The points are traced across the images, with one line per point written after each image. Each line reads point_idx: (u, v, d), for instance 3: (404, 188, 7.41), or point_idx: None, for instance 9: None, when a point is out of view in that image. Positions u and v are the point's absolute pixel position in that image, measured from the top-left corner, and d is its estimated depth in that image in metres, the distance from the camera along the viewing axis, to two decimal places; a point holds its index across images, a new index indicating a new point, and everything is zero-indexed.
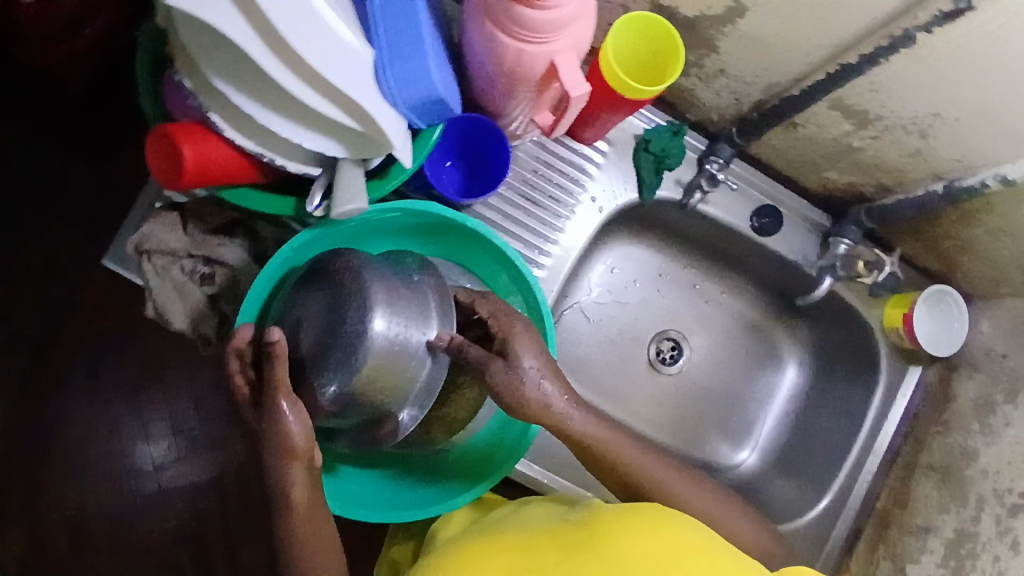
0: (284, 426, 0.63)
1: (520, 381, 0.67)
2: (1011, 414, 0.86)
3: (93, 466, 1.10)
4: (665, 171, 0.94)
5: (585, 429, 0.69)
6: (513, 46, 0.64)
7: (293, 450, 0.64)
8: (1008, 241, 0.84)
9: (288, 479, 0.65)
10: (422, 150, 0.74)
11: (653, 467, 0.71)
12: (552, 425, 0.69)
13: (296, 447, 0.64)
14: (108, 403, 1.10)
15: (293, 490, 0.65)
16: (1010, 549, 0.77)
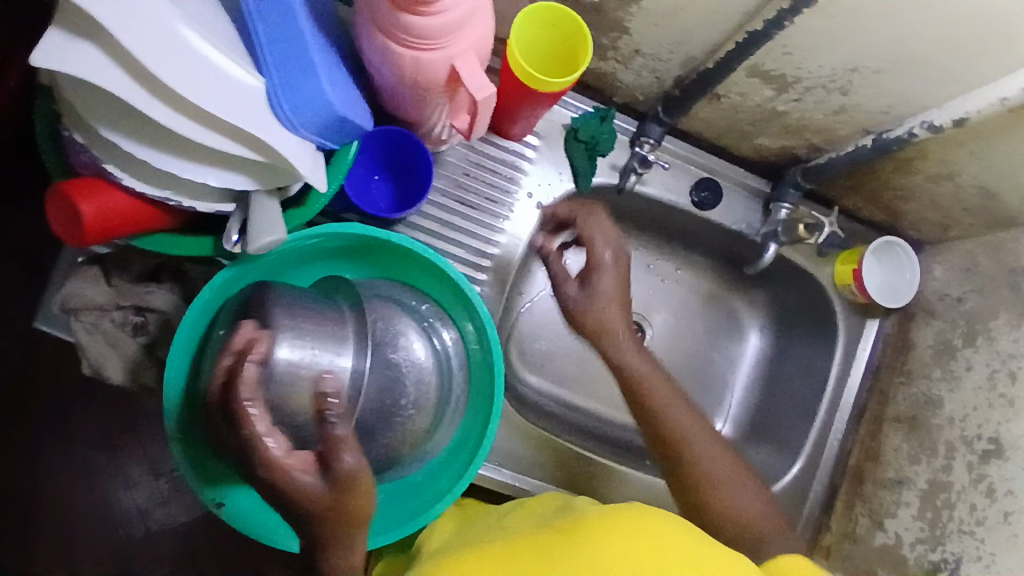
0: (346, 488, 0.56)
1: (590, 301, 0.78)
2: (971, 357, 0.85)
3: (83, 516, 1.06)
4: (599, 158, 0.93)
5: (631, 359, 0.77)
6: (408, 55, 0.62)
7: (358, 514, 0.57)
8: (946, 185, 0.83)
9: (348, 549, 0.59)
10: (338, 171, 0.72)
11: (691, 422, 0.75)
12: (601, 350, 0.78)
13: (359, 514, 0.57)
14: (84, 456, 1.06)
15: (353, 557, 0.59)
16: (986, 496, 0.77)
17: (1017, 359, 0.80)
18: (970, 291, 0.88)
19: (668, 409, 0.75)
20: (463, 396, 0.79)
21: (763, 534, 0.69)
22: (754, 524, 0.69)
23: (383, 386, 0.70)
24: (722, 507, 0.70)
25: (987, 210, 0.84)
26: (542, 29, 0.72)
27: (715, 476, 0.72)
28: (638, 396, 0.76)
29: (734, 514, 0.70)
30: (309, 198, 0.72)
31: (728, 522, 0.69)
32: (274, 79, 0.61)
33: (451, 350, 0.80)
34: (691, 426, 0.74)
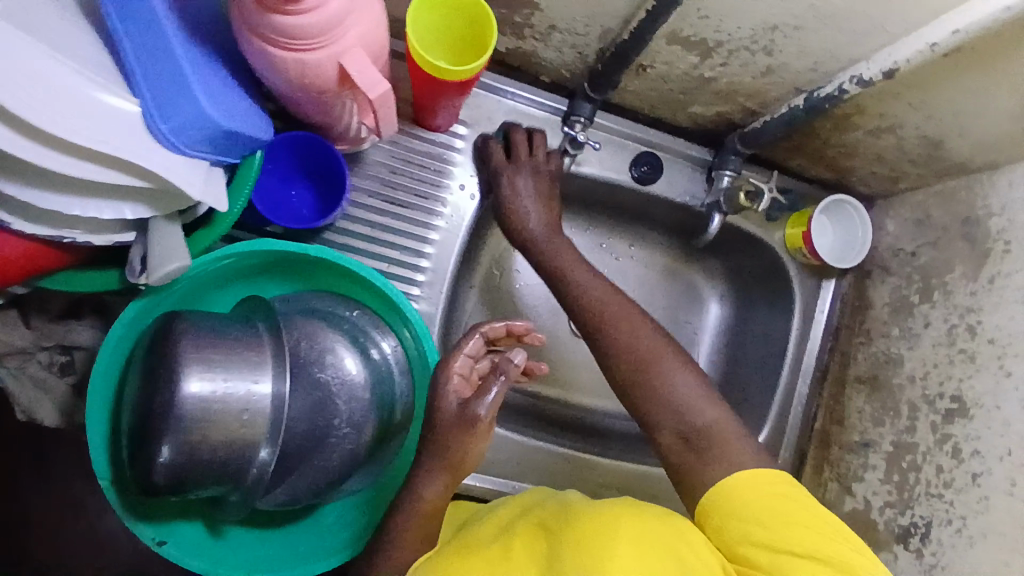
0: (454, 420, 0.71)
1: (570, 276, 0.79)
2: (928, 313, 0.83)
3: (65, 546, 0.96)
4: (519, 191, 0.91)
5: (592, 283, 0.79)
6: (289, 58, 0.58)
7: (463, 459, 0.71)
8: (888, 137, 0.80)
9: (427, 484, 0.69)
10: (243, 184, 0.69)
11: (644, 346, 0.73)
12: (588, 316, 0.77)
13: (459, 459, 0.70)
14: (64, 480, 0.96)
15: (428, 494, 0.69)
16: (952, 457, 0.74)
17: (974, 313, 0.77)
18: (924, 245, 0.85)
19: (614, 335, 0.74)
20: (408, 405, 0.80)
21: (716, 437, 0.66)
22: (703, 417, 0.68)
23: (316, 410, 0.69)
24: (670, 415, 0.69)
25: (935, 159, 0.81)
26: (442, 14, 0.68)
27: (654, 381, 0.70)
28: (592, 318, 0.76)
29: (675, 403, 0.69)
30: (216, 218, 0.69)
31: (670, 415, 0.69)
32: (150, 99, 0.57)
33: (391, 358, 0.79)
34: (652, 350, 0.72)
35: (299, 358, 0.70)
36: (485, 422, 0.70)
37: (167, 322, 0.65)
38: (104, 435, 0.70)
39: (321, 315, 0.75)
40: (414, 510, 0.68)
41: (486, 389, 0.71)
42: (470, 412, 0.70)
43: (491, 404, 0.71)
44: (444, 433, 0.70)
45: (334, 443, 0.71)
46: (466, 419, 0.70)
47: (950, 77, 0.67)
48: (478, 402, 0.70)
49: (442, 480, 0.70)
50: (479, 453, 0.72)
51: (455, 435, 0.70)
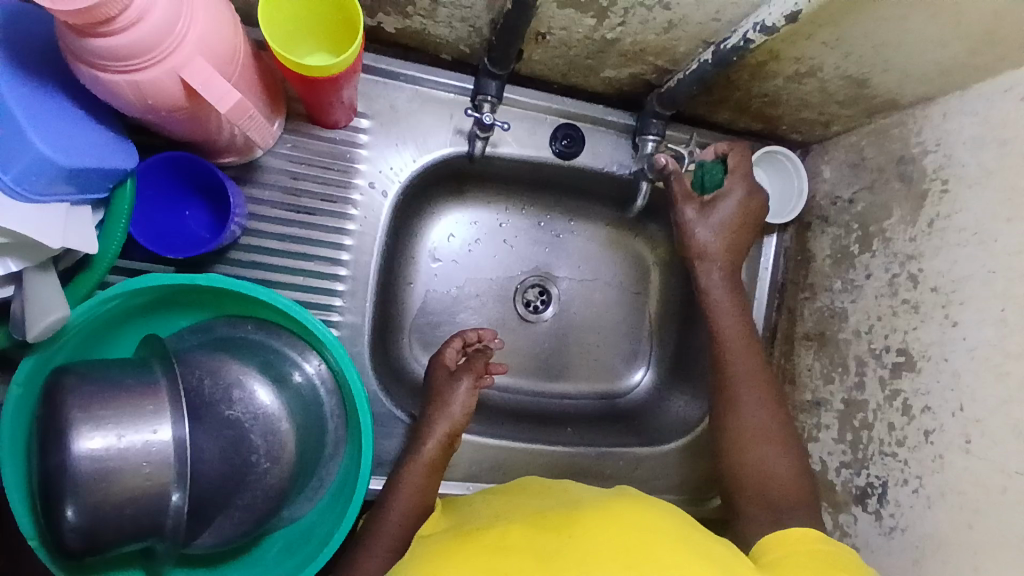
0: (455, 398, 0.78)
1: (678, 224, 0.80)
2: (869, 262, 0.79)
3: None
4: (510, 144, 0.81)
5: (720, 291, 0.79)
6: (122, 81, 0.53)
7: (456, 425, 0.77)
8: (811, 81, 0.75)
9: (427, 437, 0.76)
10: (119, 220, 0.65)
11: (771, 426, 0.73)
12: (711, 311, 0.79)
13: (456, 416, 0.77)
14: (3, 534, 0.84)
15: (427, 448, 0.75)
16: (903, 413, 0.72)
17: (916, 260, 0.73)
18: (860, 190, 0.82)
19: (740, 408, 0.74)
20: (340, 425, 0.79)
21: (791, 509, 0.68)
22: (789, 490, 0.69)
23: (228, 448, 0.66)
24: (757, 489, 0.70)
25: (862, 98, 0.77)
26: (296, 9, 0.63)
27: (759, 451, 0.71)
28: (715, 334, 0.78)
29: (767, 475, 0.71)
30: (93, 260, 0.65)
31: (756, 484, 0.70)
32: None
33: (316, 379, 0.78)
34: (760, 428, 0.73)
35: (203, 397, 0.66)
36: (469, 390, 0.79)
37: (54, 378, 0.61)
38: (23, 503, 0.63)
39: (222, 345, 0.72)
40: (414, 467, 0.74)
41: (469, 366, 0.81)
42: (455, 381, 0.79)
43: (473, 378, 0.80)
44: (436, 401, 0.78)
45: (254, 479, 0.68)
46: (451, 388, 0.79)
47: (858, 13, 0.62)
48: (463, 374, 0.80)
49: (437, 436, 0.76)
50: (466, 411, 0.78)
51: (447, 400, 0.78)
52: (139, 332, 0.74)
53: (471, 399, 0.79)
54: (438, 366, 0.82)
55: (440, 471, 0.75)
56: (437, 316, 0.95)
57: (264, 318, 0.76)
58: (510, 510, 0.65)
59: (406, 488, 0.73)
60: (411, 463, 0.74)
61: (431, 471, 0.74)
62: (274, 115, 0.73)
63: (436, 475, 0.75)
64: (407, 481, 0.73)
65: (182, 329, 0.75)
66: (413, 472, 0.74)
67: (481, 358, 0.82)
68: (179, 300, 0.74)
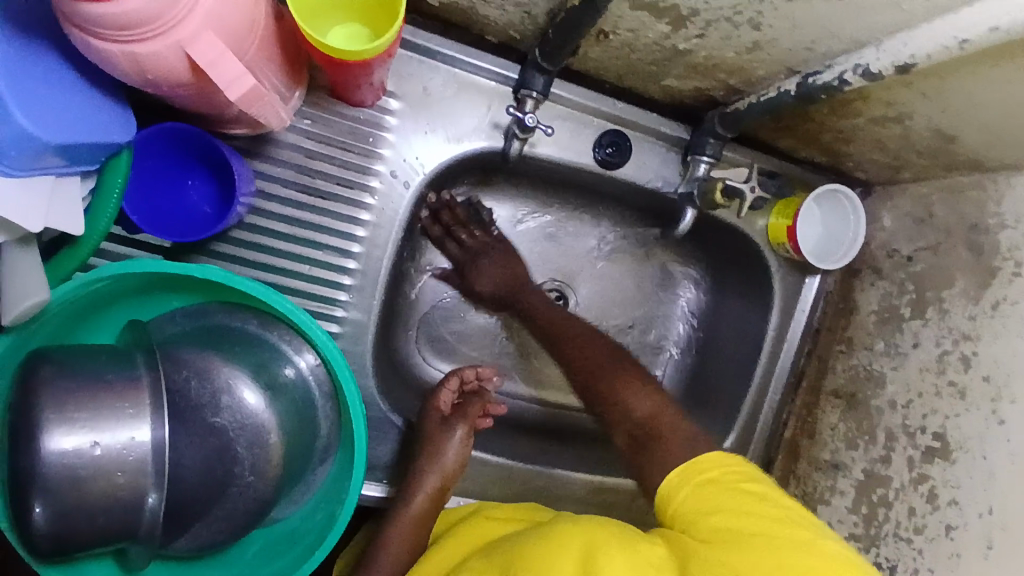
0: (449, 449, 0.75)
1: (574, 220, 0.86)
2: (919, 330, 0.74)
3: None
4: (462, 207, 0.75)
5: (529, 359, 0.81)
6: (121, 52, 0.46)
7: (447, 480, 0.74)
8: (894, 127, 0.67)
9: (419, 490, 0.72)
10: (110, 195, 0.58)
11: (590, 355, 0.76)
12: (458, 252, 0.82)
13: (449, 467, 0.74)
14: None
15: (417, 504, 0.72)
16: (928, 500, 0.68)
17: (971, 341, 0.68)
18: (923, 249, 0.75)
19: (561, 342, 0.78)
20: (333, 428, 0.74)
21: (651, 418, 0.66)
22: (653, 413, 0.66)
23: (212, 458, 0.61)
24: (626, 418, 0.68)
25: (943, 153, 0.69)
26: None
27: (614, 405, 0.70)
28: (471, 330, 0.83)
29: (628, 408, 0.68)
30: (79, 240, 0.59)
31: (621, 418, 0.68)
32: None
33: (311, 379, 0.72)
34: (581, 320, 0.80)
35: (186, 401, 0.61)
36: (463, 439, 0.76)
37: (27, 364, 0.56)
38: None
39: (214, 340, 0.67)
40: (399, 518, 0.71)
41: (465, 412, 0.77)
42: (450, 429, 0.76)
43: (467, 425, 0.77)
44: (428, 448, 0.74)
45: (236, 492, 0.64)
46: (446, 437, 0.75)
47: (969, 73, 0.54)
48: (459, 421, 0.76)
49: (426, 489, 0.72)
50: (460, 461, 0.75)
51: (441, 449, 0.74)
52: (126, 313, 0.68)
53: (464, 447, 0.76)
54: (431, 413, 0.77)
55: (429, 525, 0.73)
56: (445, 315, 0.89)
57: (265, 311, 0.70)
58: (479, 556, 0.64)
59: (396, 541, 0.71)
60: (397, 517, 0.71)
61: (419, 526, 0.72)
62: (294, 87, 0.65)
63: (423, 530, 0.72)
64: (396, 534, 0.71)
65: (173, 311, 0.69)
66: (401, 524, 0.71)
67: (476, 403, 0.79)
68: (171, 282, 0.67)
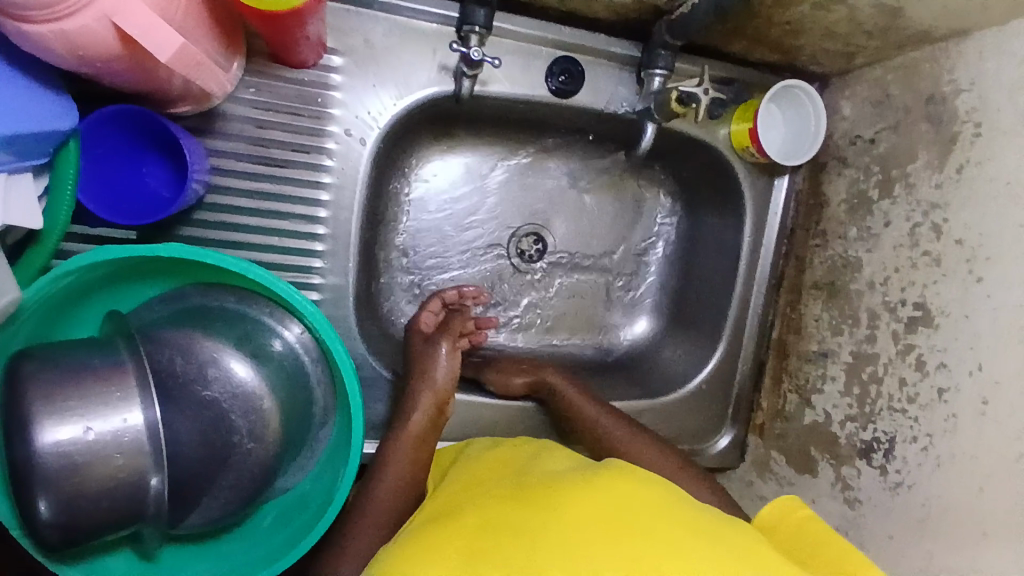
0: (438, 363, 0.76)
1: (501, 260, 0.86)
2: (889, 210, 0.75)
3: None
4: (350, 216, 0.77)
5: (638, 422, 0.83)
6: (45, 29, 0.45)
7: (443, 397, 0.75)
8: (840, 9, 0.66)
9: (415, 403, 0.74)
10: (64, 188, 0.58)
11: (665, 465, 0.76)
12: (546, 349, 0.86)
13: (441, 385, 0.75)
14: None
15: (414, 415, 0.73)
16: (915, 370, 0.70)
17: (940, 210, 0.69)
18: (884, 130, 0.76)
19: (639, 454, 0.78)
20: (329, 392, 0.74)
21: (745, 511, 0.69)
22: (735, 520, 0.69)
23: (209, 431, 0.62)
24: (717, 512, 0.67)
25: (892, 30, 0.69)
26: None
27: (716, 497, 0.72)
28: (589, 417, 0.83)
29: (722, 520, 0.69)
30: (42, 234, 0.59)
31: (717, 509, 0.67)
32: None
33: (298, 347, 0.72)
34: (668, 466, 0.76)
35: (174, 377, 0.61)
36: (450, 353, 0.77)
37: (11, 364, 0.56)
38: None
39: (194, 319, 0.67)
40: (399, 437, 0.72)
41: (447, 327, 0.80)
42: (434, 346, 0.78)
43: (451, 339, 0.78)
44: (416, 369, 0.76)
45: (237, 460, 0.64)
46: (431, 352, 0.77)
47: None
48: (441, 336, 0.79)
49: (423, 408, 0.73)
50: (451, 376, 0.76)
51: (429, 367, 0.76)
52: (102, 307, 0.68)
53: (454, 363, 0.77)
54: (414, 337, 0.80)
55: (431, 440, 0.74)
56: (425, 270, 0.89)
57: (241, 286, 0.70)
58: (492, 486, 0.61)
59: (394, 465, 0.71)
60: (397, 436, 0.73)
61: (421, 444, 0.73)
62: (233, 55, 0.64)
63: (426, 446, 0.73)
64: (395, 452, 0.72)
65: (149, 300, 0.69)
66: (400, 443, 0.72)
67: (459, 318, 0.82)
68: (141, 270, 0.67)
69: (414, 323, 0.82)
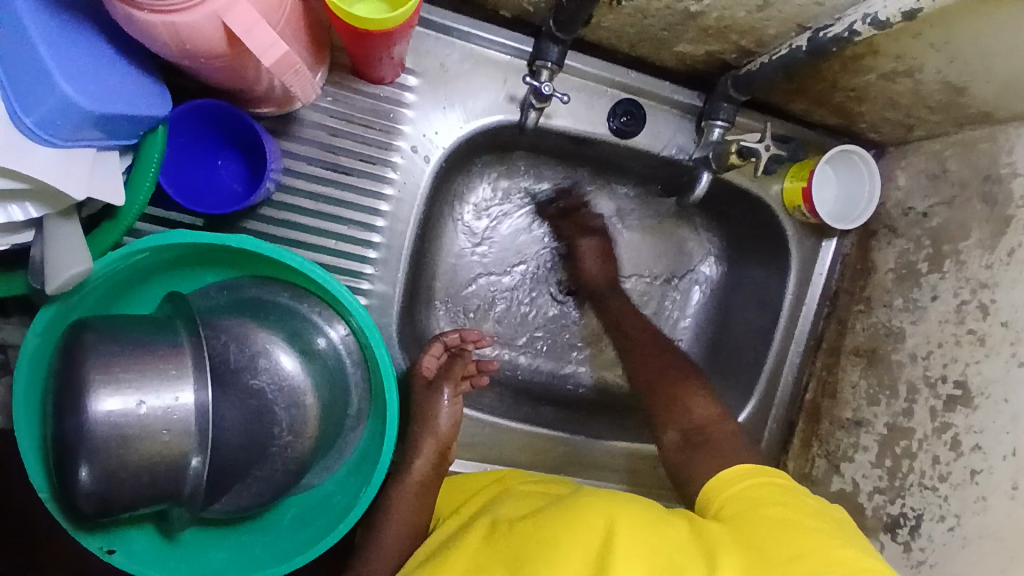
0: (439, 410, 0.76)
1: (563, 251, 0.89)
2: (937, 284, 0.75)
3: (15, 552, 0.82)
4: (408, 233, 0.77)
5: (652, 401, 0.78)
6: (160, 21, 0.48)
7: (444, 444, 0.75)
8: (905, 81, 0.68)
9: (418, 453, 0.74)
10: (146, 170, 0.61)
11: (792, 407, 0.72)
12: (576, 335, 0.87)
13: (443, 432, 0.76)
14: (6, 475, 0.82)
15: (418, 465, 0.74)
16: (951, 449, 0.69)
17: (989, 289, 0.69)
18: (937, 204, 0.76)
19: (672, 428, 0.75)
20: (364, 396, 0.75)
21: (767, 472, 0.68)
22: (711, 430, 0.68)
23: (250, 419, 0.63)
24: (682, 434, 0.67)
25: (956, 107, 0.70)
26: None
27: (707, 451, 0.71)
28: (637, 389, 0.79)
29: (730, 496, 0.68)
30: (120, 211, 0.62)
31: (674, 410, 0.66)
32: (9, 95, 0.49)
33: (341, 348, 0.74)
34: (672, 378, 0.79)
35: (225, 364, 0.64)
36: (452, 400, 0.77)
37: (74, 332, 0.58)
38: (37, 456, 0.60)
39: (249, 309, 0.69)
40: (405, 483, 0.73)
41: (449, 372, 0.79)
42: (438, 392, 0.77)
43: (453, 387, 0.78)
44: (419, 418, 0.76)
45: (274, 452, 0.66)
46: (433, 400, 0.77)
47: (978, 14, 0.55)
48: (444, 382, 0.78)
49: (426, 454, 0.74)
50: (454, 423, 0.76)
51: (432, 414, 0.76)
52: (163, 288, 0.70)
53: (455, 409, 0.77)
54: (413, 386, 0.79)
55: (436, 487, 0.75)
56: (466, 289, 0.91)
57: (296, 283, 0.72)
58: (501, 519, 0.64)
59: (402, 503, 0.72)
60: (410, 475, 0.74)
61: (430, 489, 0.74)
62: (319, 65, 0.67)
63: (431, 494, 0.74)
64: (403, 497, 0.73)
65: (206, 286, 0.71)
66: (410, 485, 0.73)
67: (461, 364, 0.80)
68: (204, 257, 0.70)
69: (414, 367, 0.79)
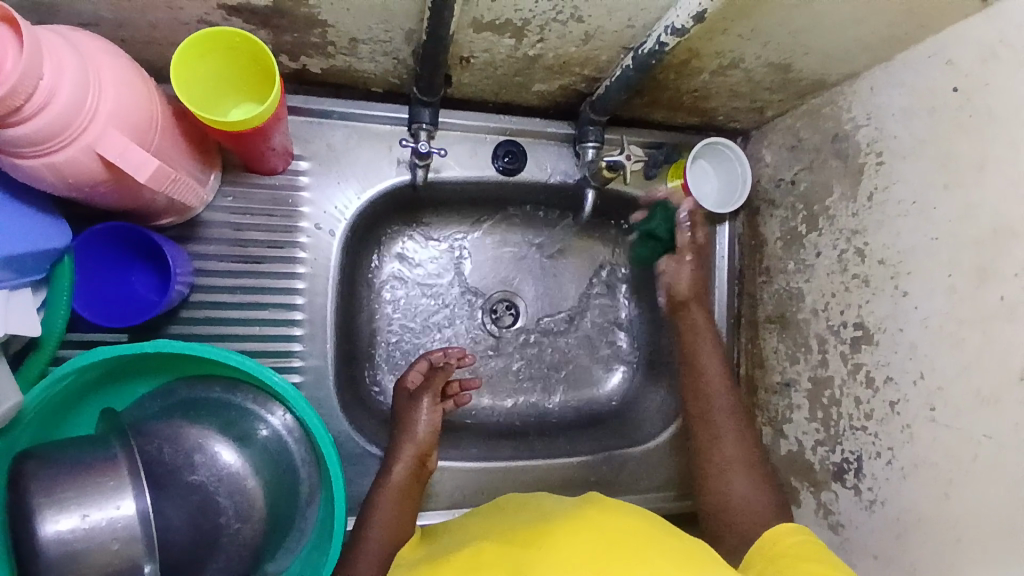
0: (419, 418, 0.81)
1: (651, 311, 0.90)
2: (817, 241, 0.81)
3: None
4: (331, 304, 0.82)
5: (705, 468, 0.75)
6: (42, 165, 0.53)
7: (425, 447, 0.79)
8: (736, 72, 0.76)
9: (399, 455, 0.78)
10: (61, 296, 0.65)
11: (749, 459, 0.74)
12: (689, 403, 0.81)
13: (422, 437, 0.79)
14: None
15: (396, 468, 0.77)
16: (867, 387, 0.73)
17: (860, 234, 0.75)
18: (801, 170, 0.83)
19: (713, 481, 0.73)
20: (313, 470, 0.78)
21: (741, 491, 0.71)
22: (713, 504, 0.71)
23: (195, 514, 0.65)
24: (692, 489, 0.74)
25: (789, 82, 0.78)
26: (197, 88, 0.62)
27: None
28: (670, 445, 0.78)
29: None
30: (42, 340, 0.66)
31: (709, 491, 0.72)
32: None
33: (283, 431, 0.77)
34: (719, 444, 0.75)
35: (160, 466, 0.66)
36: (432, 409, 0.81)
37: (14, 463, 0.60)
38: None
39: (183, 409, 0.72)
40: (383, 491, 0.76)
41: (429, 384, 0.83)
42: (417, 401, 0.82)
43: (433, 397, 0.82)
44: (402, 425, 0.81)
45: (226, 540, 0.68)
46: (415, 409, 0.81)
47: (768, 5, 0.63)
48: (424, 392, 0.82)
49: (405, 460, 0.78)
50: (431, 429, 0.80)
51: (411, 423, 0.80)
52: (99, 406, 0.73)
53: (434, 417, 0.81)
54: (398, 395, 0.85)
55: (414, 494, 0.77)
56: (405, 344, 0.94)
57: (226, 376, 0.76)
58: (479, 531, 0.64)
59: (380, 514, 0.74)
60: (380, 490, 0.76)
61: (406, 495, 0.76)
62: (209, 169, 0.73)
63: (410, 499, 0.76)
64: (379, 511, 0.74)
65: (141, 396, 0.75)
66: (384, 500, 0.75)
67: (440, 376, 0.84)
68: (133, 368, 0.73)
69: (399, 381, 0.86)
